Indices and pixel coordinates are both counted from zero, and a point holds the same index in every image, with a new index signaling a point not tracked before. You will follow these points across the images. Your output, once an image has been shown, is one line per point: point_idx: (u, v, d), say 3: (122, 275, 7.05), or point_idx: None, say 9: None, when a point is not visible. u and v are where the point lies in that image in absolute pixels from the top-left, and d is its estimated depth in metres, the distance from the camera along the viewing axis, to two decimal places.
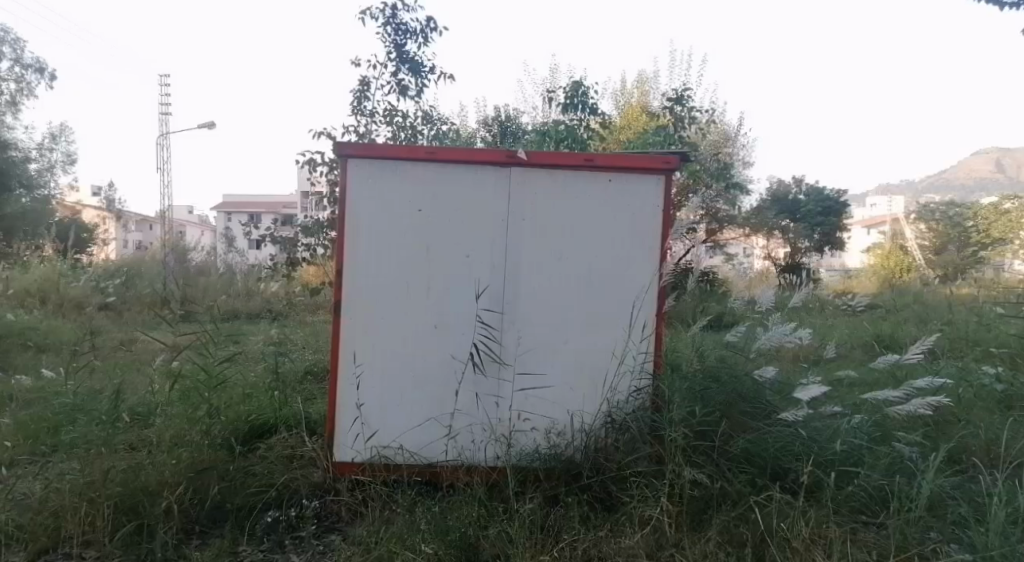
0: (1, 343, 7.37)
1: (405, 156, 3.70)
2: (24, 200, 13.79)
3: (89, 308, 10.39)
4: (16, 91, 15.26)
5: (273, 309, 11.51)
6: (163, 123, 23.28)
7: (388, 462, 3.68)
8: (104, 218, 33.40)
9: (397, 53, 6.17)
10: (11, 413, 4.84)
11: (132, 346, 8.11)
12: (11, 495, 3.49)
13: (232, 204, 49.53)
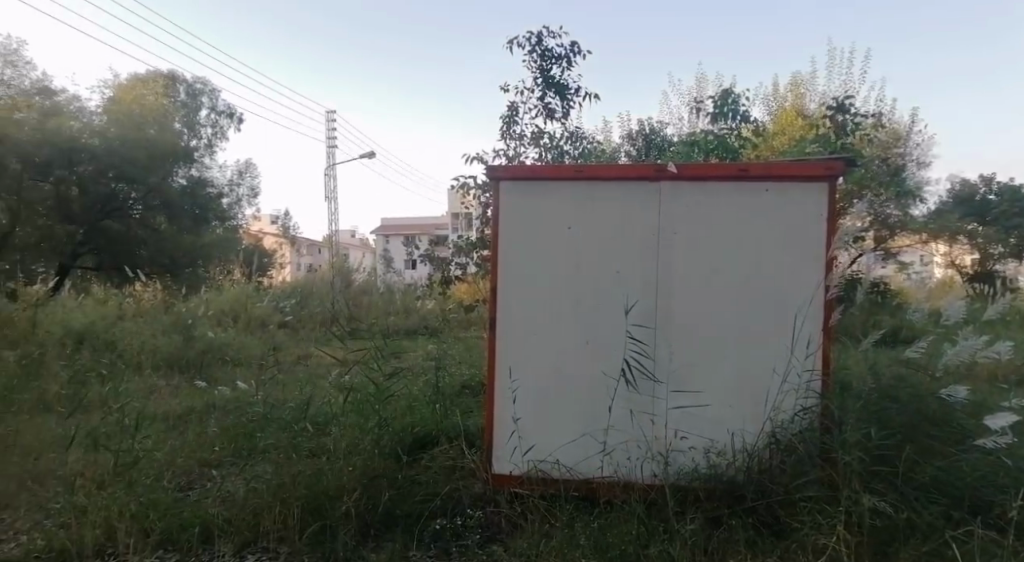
0: (203, 358, 8.35)
1: (555, 175, 3.78)
2: (218, 230, 15.54)
3: (271, 326, 11.49)
4: (212, 135, 17.28)
5: (429, 325, 12.10)
6: (330, 155, 25.30)
7: (545, 476, 3.75)
8: (280, 243, 36.83)
9: (543, 77, 6.33)
10: (214, 419, 5.49)
11: (309, 360, 8.87)
12: (220, 493, 3.93)
13: (390, 227, 52.72)
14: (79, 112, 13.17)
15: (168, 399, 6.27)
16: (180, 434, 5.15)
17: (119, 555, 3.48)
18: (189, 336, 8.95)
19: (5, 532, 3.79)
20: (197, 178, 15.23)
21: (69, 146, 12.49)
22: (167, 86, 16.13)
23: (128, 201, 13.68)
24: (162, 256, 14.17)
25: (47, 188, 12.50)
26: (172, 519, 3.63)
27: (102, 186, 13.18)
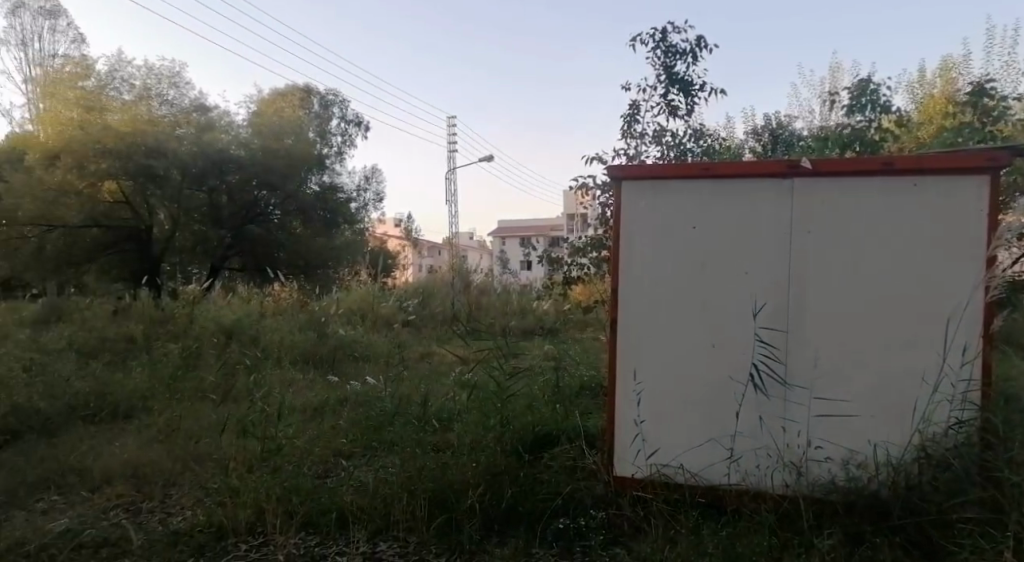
0: (335, 353, 8.84)
1: (678, 174, 3.69)
2: (347, 234, 16.39)
3: (396, 325, 11.93)
4: (342, 142, 18.31)
5: (545, 327, 12.09)
6: (450, 159, 26.05)
7: (669, 481, 3.67)
8: (402, 245, 38.38)
9: (667, 74, 6.20)
10: (346, 412, 5.81)
11: (431, 358, 9.17)
12: (354, 481, 4.16)
13: (506, 229, 53.54)
14: (228, 126, 14.40)
15: (305, 392, 6.68)
16: (317, 425, 5.47)
17: (267, 534, 3.74)
18: (323, 334, 9.52)
19: (171, 506, 4.17)
20: (329, 183, 15.96)
21: (220, 158, 13.64)
22: (302, 98, 17.26)
23: (267, 207, 14.69)
24: (298, 258, 15.10)
25: (201, 197, 13.70)
26: (311, 505, 3.87)
27: (247, 194, 14.26)
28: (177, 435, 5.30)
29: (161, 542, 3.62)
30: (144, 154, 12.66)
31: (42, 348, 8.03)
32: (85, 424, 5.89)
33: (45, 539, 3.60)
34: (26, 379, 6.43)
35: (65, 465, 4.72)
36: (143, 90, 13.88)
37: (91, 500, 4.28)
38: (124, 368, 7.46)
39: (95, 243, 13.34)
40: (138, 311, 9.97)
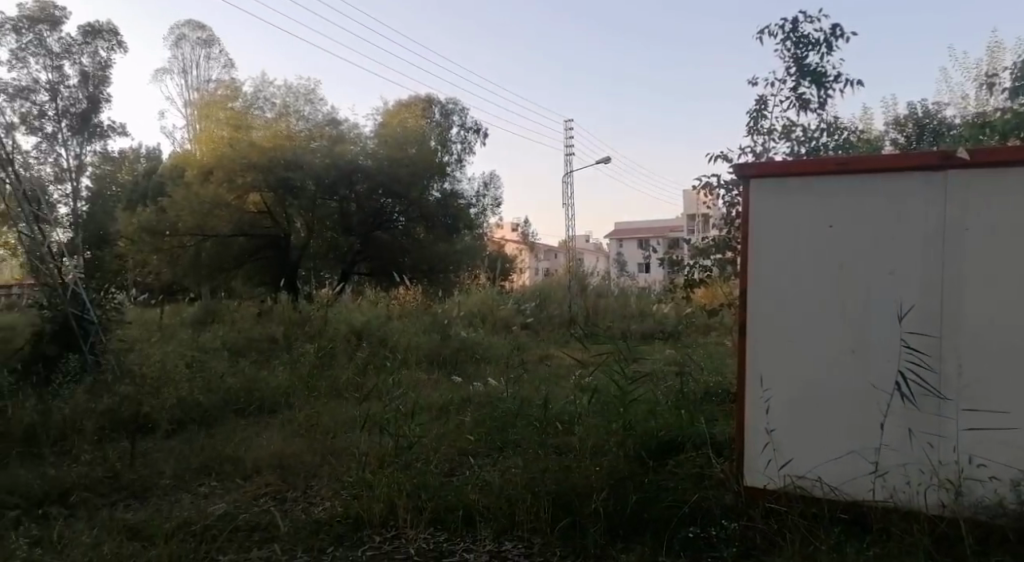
0: (457, 354, 9.08)
1: (812, 170, 3.50)
2: (468, 238, 16.81)
3: (515, 328, 12.06)
4: (462, 150, 18.93)
5: (666, 331, 11.79)
6: (568, 162, 26.10)
7: (806, 494, 3.48)
8: (520, 248, 38.87)
9: (798, 67, 5.91)
10: (470, 412, 5.95)
11: (550, 361, 9.23)
12: (479, 480, 4.27)
13: (623, 231, 52.93)
14: (358, 138, 15.22)
15: (431, 392, 6.91)
16: (442, 424, 5.65)
17: (398, 528, 3.89)
18: (446, 336, 9.81)
19: (312, 497, 4.44)
20: (450, 190, 16.36)
21: (350, 168, 14.40)
22: (424, 109, 17.91)
23: (392, 214, 15.26)
24: (421, 263, 15.61)
25: (334, 205, 14.45)
26: (440, 501, 4.00)
27: (374, 202, 14.89)
28: (316, 432, 5.65)
29: (304, 530, 3.87)
30: (284, 166, 13.70)
31: (199, 347, 8.78)
32: (237, 417, 6.39)
33: (206, 521, 3.94)
34: (187, 374, 7.07)
35: (222, 454, 5.14)
36: (283, 108, 14.97)
37: (244, 487, 4.64)
38: (268, 366, 8.03)
39: (241, 250, 14.46)
40: (280, 314, 10.73)
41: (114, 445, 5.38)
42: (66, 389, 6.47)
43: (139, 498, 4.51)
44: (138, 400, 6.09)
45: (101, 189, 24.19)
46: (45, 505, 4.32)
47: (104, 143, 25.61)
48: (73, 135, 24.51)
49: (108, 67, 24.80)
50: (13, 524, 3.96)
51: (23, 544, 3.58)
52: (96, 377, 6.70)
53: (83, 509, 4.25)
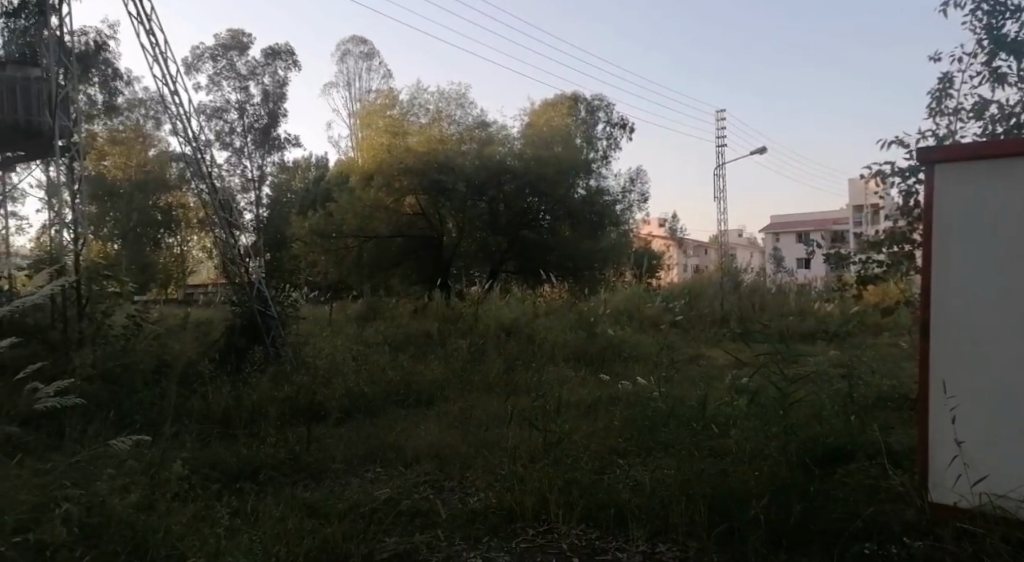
0: (605, 352, 9.05)
1: (1009, 150, 3.10)
2: (614, 235, 16.68)
3: (663, 325, 11.78)
4: (607, 146, 18.83)
5: (829, 331, 10.99)
6: (720, 154, 25.15)
7: (1009, 516, 3.08)
8: (668, 244, 38.00)
9: (991, 38, 5.29)
10: (620, 411, 5.92)
11: (701, 360, 8.95)
12: (630, 480, 4.26)
13: (780, 225, 50.06)
14: (506, 139, 15.61)
15: (578, 389, 6.94)
16: (592, 422, 5.67)
17: (550, 522, 3.95)
18: (593, 334, 9.81)
19: (468, 487, 4.61)
20: (595, 187, 16.30)
21: (498, 168, 14.79)
22: (570, 107, 18.01)
23: (538, 213, 15.48)
24: (567, 261, 15.70)
25: (483, 205, 14.88)
26: (590, 499, 4.03)
27: (521, 202, 15.15)
28: (470, 425, 5.87)
29: (461, 518, 4.03)
30: (436, 169, 14.34)
31: (363, 341, 9.40)
32: (398, 408, 6.77)
33: (373, 504, 4.21)
34: (353, 366, 7.60)
35: (385, 442, 5.48)
36: (436, 113, 15.67)
37: (407, 474, 4.91)
38: (424, 359, 8.43)
39: (399, 250, 15.30)
40: (434, 311, 11.26)
41: (293, 430, 5.88)
42: (254, 376, 7.17)
43: (315, 480, 4.92)
44: (312, 390, 6.63)
45: (278, 197, 26.55)
46: (239, 480, 4.82)
47: (281, 154, 28.11)
48: (256, 148, 27.11)
49: (284, 85, 27.17)
50: (214, 494, 4.46)
51: (224, 514, 4.02)
52: (277, 367, 7.37)
53: (269, 485, 4.70)
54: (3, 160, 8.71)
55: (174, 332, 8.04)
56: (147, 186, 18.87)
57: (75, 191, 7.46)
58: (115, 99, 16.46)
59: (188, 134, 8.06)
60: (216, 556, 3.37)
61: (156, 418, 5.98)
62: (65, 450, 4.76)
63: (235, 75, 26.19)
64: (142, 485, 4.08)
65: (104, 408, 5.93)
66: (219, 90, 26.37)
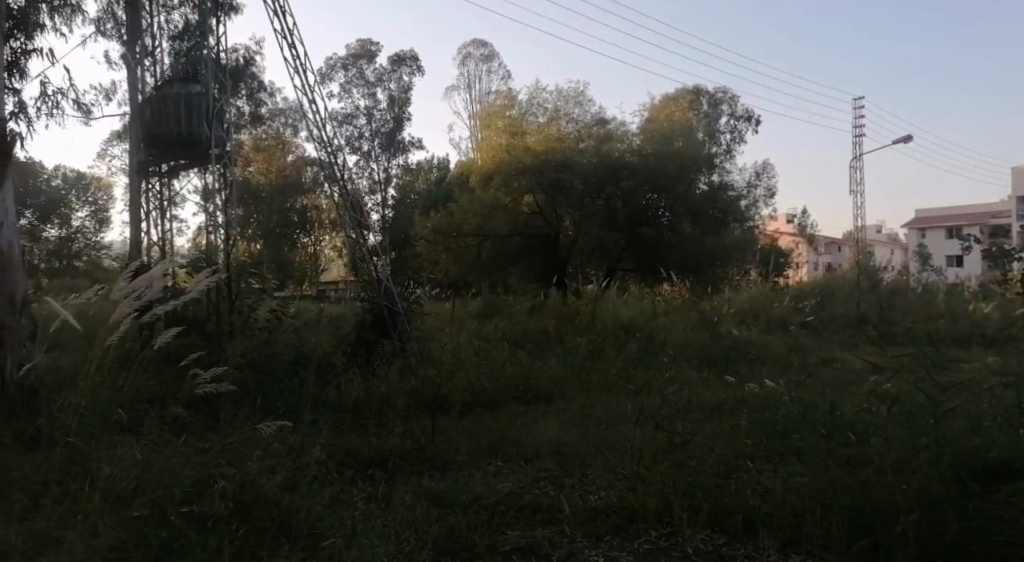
0: (729, 353, 8.74)
1: None
2: (739, 232, 16.03)
3: (793, 326, 11.21)
4: (729, 140, 18.13)
5: (985, 336, 10.04)
6: (857, 145, 23.60)
7: None
8: (797, 242, 36.14)
9: None
10: (747, 414, 5.70)
11: (835, 364, 8.45)
12: (759, 487, 4.11)
13: (925, 220, 46.26)
14: (625, 135, 15.44)
15: (702, 391, 6.74)
16: (716, 424, 5.50)
17: (673, 525, 3.88)
18: (716, 334, 9.51)
19: (589, 485, 4.60)
20: (718, 182, 15.75)
21: (616, 165, 14.64)
22: (691, 101, 17.57)
23: (657, 209, 15.21)
24: (688, 259, 15.26)
25: (601, 203, 14.81)
26: (717, 503, 3.92)
27: (640, 199, 14.94)
28: (590, 424, 5.85)
29: (583, 515, 4.05)
30: (554, 168, 14.41)
31: (484, 337, 9.60)
32: (517, 404, 6.88)
33: (496, 496, 4.30)
34: (475, 362, 7.79)
35: (507, 437, 5.57)
36: (554, 112, 15.76)
37: (528, 469, 4.98)
38: (543, 356, 8.49)
39: (517, 248, 15.51)
40: (552, 309, 11.35)
41: (419, 422, 6.11)
42: (382, 369, 7.51)
43: (439, 470, 5.09)
44: (436, 383, 6.86)
45: (402, 197, 27.64)
46: (370, 467, 5.07)
47: (405, 156, 29.27)
48: (383, 152, 28.44)
49: (409, 90, 28.23)
50: (349, 480, 4.71)
51: (359, 498, 4.24)
52: (403, 360, 7.69)
53: (398, 474, 4.91)
54: (168, 168, 9.60)
55: (310, 326, 8.57)
56: (286, 189, 20.87)
57: (227, 195, 8.11)
58: (259, 110, 17.79)
59: (324, 139, 8.57)
60: (353, 537, 3.57)
61: (296, 405, 6.40)
62: (220, 431, 5.21)
63: (364, 82, 27.54)
64: (286, 467, 4.39)
65: (251, 395, 6.43)
66: (350, 98, 27.89)
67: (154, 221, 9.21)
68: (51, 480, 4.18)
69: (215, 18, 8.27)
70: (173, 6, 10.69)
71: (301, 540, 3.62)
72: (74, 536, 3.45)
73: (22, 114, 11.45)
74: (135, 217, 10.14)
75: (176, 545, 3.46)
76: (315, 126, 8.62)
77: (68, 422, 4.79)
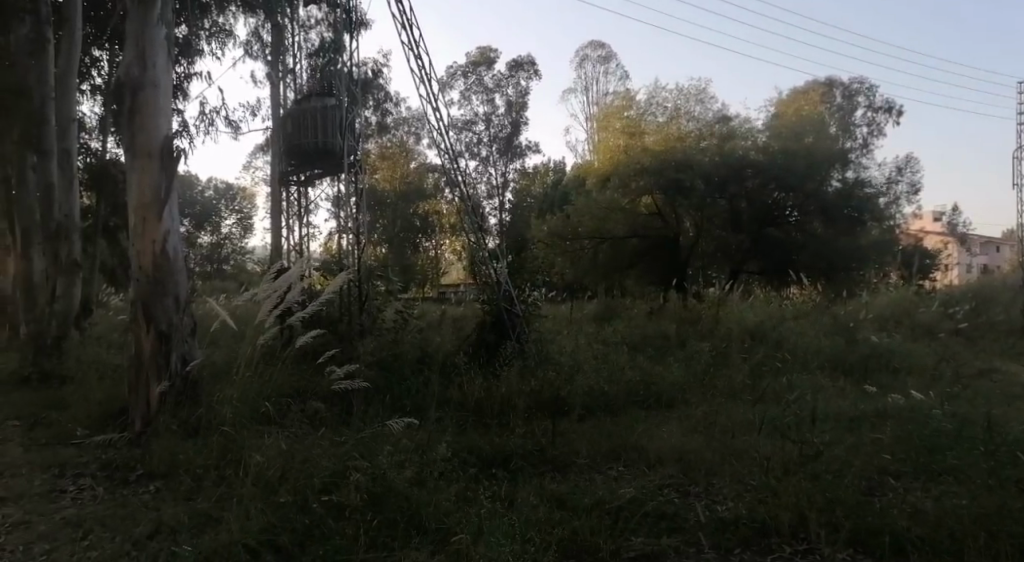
0: (868, 361, 8.19)
1: None
2: (878, 232, 14.93)
3: (942, 333, 10.33)
4: (865, 134, 16.97)
5: None
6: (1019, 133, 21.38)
7: None
8: (947, 243, 33.25)
9: None
10: (889, 427, 5.33)
11: (995, 375, 7.69)
12: (907, 506, 3.84)
13: None
14: (749, 132, 14.84)
15: (838, 401, 6.35)
16: (854, 436, 5.17)
17: (811, 542, 3.69)
18: (854, 341, 8.96)
19: (715, 495, 4.45)
20: (853, 179, 14.70)
21: (741, 163, 14.09)
22: (822, 95, 16.61)
23: (785, 208, 14.49)
24: (820, 261, 14.35)
25: (724, 203, 14.33)
26: (859, 522, 3.69)
27: (767, 197, 14.31)
28: (716, 431, 5.67)
29: (711, 525, 3.91)
30: (675, 168, 14.12)
31: (603, 340, 9.53)
32: (638, 409, 6.79)
33: (619, 501, 4.24)
34: (595, 365, 7.76)
35: (628, 442, 5.49)
36: (675, 110, 15.39)
37: (651, 475, 4.87)
38: (664, 361, 8.30)
39: (634, 251, 15.40)
40: (673, 313, 11.10)
41: (540, 423, 6.17)
42: (503, 370, 7.62)
43: (560, 472, 5.11)
44: (556, 384, 6.87)
45: (519, 201, 27.99)
46: (493, 465, 5.17)
47: (522, 160, 29.67)
48: (501, 157, 29.00)
49: (526, 94, 28.55)
50: (473, 478, 4.82)
51: (484, 496, 4.33)
52: (523, 362, 7.77)
53: (521, 474, 4.97)
54: (307, 177, 10.19)
55: (433, 327, 8.86)
56: (408, 194, 21.90)
57: (358, 202, 8.53)
58: (385, 119, 18.60)
59: (446, 146, 8.79)
60: (479, 534, 3.64)
61: (422, 404, 6.64)
62: (353, 426, 5.49)
63: (483, 89, 28.15)
64: (415, 462, 4.53)
65: (382, 392, 6.73)
66: (469, 104, 28.61)
67: (292, 226, 9.85)
68: (211, 466, 4.60)
69: (348, 34, 8.70)
70: (311, 25, 11.39)
71: (430, 534, 3.75)
72: (231, 518, 3.76)
73: (184, 131, 12.65)
74: (277, 223, 10.86)
75: (318, 532, 3.69)
76: (439, 134, 8.88)
77: (223, 413, 5.23)
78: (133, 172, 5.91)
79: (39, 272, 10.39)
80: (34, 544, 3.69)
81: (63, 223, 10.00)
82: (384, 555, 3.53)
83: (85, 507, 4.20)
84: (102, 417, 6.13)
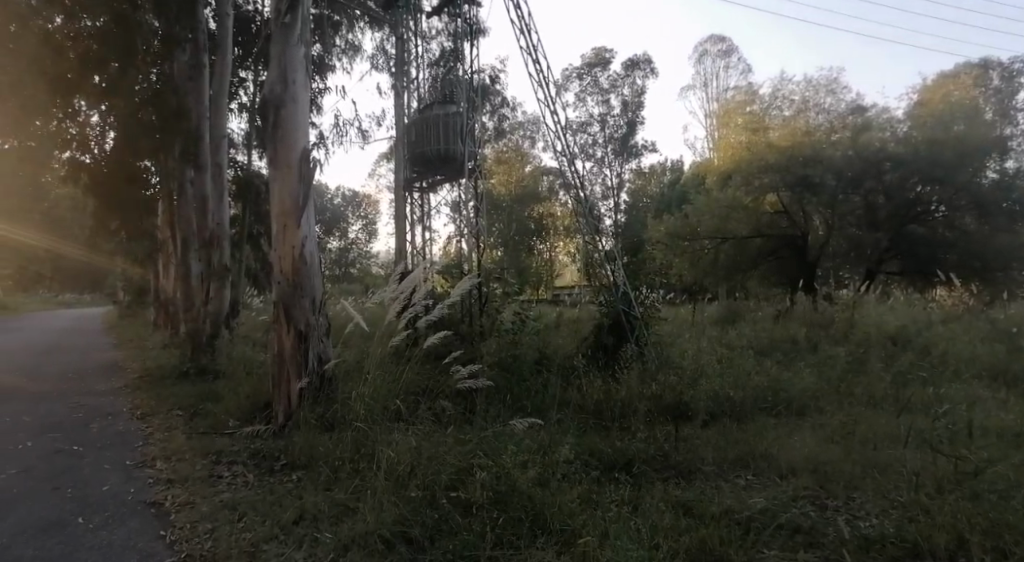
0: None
1: None
2: None
3: None
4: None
5: None
6: None
7: None
8: None
9: None
10: None
11: None
12: None
13: None
14: (888, 123, 13.62)
15: (1000, 414, 5.74)
16: (1020, 454, 4.68)
17: None
18: (1016, 349, 8.10)
19: (856, 509, 4.17)
20: (1014, 169, 13.07)
21: (881, 156, 13.13)
22: (975, 78, 15.14)
23: (930, 204, 13.26)
24: (971, 259, 13.12)
25: (858, 199, 13.45)
26: None
27: (908, 192, 13.16)
28: (855, 442, 5.31)
29: (854, 542, 3.66)
30: (803, 164, 13.44)
31: (726, 343, 9.19)
32: (767, 416, 6.48)
33: (749, 512, 4.06)
34: (719, 369, 7.48)
35: (756, 450, 5.26)
36: (802, 103, 14.57)
37: (783, 485, 4.63)
38: (794, 367, 7.87)
39: (758, 251, 14.82)
40: (803, 316, 10.53)
41: (663, 428, 6.02)
42: (622, 374, 7.51)
43: (685, 478, 4.97)
44: (679, 390, 6.70)
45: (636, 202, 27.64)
46: (615, 469, 5.11)
47: (638, 160, 29.31)
48: (616, 157, 28.78)
49: (643, 93, 28.11)
50: (596, 480, 4.79)
51: (609, 501, 4.28)
52: (643, 366, 7.62)
53: (643, 479, 4.87)
54: (429, 183, 10.50)
55: (551, 328, 8.89)
56: (524, 197, 22.20)
57: (477, 205, 8.71)
58: (501, 124, 18.88)
59: (562, 149, 8.78)
60: (606, 537, 3.62)
61: (542, 405, 6.67)
62: (476, 424, 5.59)
63: (598, 90, 28.01)
64: (538, 463, 4.55)
65: (502, 392, 6.81)
66: (584, 106, 28.58)
67: (415, 231, 10.20)
68: (346, 459, 4.83)
69: (467, 42, 8.87)
70: (431, 36, 11.74)
71: (555, 535, 3.76)
72: (367, 509, 3.94)
73: (318, 143, 13.41)
74: (400, 228, 11.28)
75: (447, 527, 3.80)
76: (556, 137, 8.89)
77: (357, 409, 5.49)
78: (275, 182, 6.32)
79: (194, 276, 11.38)
80: (198, 523, 4.04)
81: (214, 232, 10.92)
82: (510, 552, 3.58)
83: (239, 492, 4.54)
84: (250, 409, 6.62)
